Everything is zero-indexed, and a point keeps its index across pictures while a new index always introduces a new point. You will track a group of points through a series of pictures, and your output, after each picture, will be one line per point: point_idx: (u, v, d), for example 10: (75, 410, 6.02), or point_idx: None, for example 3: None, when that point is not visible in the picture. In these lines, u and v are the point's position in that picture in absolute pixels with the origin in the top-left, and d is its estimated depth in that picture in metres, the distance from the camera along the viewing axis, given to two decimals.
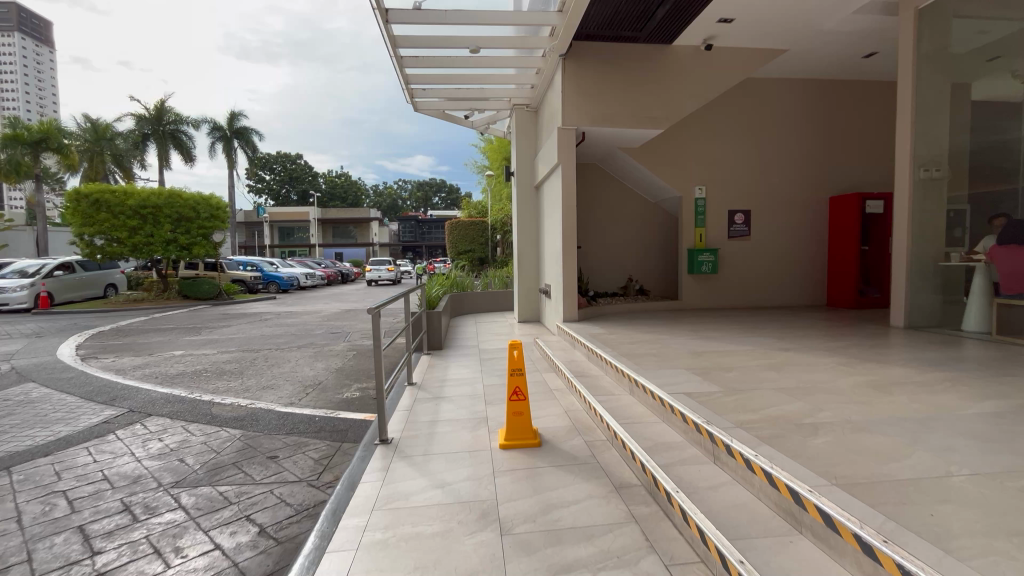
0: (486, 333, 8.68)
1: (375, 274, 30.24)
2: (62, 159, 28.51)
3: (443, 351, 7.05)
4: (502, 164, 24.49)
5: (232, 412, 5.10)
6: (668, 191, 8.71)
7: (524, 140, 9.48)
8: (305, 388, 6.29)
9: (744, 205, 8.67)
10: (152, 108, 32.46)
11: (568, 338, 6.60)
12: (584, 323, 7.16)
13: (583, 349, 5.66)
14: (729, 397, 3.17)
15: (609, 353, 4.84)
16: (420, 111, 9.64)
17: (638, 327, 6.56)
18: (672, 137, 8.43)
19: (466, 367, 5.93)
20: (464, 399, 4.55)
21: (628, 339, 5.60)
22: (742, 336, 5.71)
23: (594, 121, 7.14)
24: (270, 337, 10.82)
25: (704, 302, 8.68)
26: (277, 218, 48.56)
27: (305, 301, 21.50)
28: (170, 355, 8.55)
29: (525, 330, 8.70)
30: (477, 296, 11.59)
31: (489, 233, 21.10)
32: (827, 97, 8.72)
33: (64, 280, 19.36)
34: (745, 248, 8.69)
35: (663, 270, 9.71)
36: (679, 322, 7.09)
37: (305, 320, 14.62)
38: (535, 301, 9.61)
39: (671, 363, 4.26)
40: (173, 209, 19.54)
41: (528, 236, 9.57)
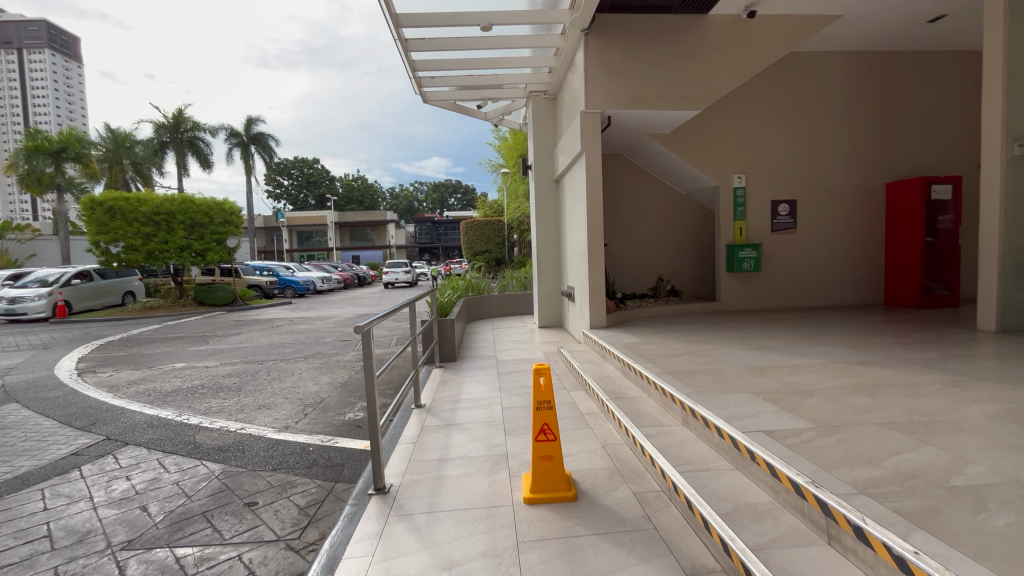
0: (504, 340, 7.96)
1: (392, 277, 29.89)
2: (83, 168, 28.79)
3: (457, 363, 6.36)
4: (518, 162, 23.86)
5: (218, 440, 4.49)
6: (703, 181, 7.89)
7: (542, 130, 8.75)
8: (305, 407, 5.67)
9: (789, 195, 7.80)
10: (171, 116, 32.76)
11: (597, 348, 5.84)
12: (613, 329, 6.41)
13: (616, 362, 4.91)
14: (828, 438, 2.40)
15: (651, 370, 4.08)
16: (430, 102, 8.96)
17: (677, 334, 5.77)
18: (706, 121, 7.63)
19: (482, 384, 5.23)
20: (479, 428, 3.84)
21: (668, 350, 4.83)
22: (804, 345, 4.87)
23: (622, 103, 6.37)
24: (278, 346, 10.30)
25: (746, 304, 7.83)
26: (294, 223, 48.77)
27: (320, 306, 21.13)
28: (169, 369, 8.04)
29: (547, 337, 7.96)
30: (493, 300, 10.90)
31: (506, 233, 20.42)
32: (883, 70, 7.78)
33: (82, 288, 19.31)
34: (791, 243, 7.81)
35: (697, 268, 8.87)
36: (722, 327, 6.27)
37: (317, 326, 14.14)
38: (557, 304, 8.86)
39: (729, 383, 3.50)
40: (187, 215, 19.35)
41: (548, 234, 8.82)
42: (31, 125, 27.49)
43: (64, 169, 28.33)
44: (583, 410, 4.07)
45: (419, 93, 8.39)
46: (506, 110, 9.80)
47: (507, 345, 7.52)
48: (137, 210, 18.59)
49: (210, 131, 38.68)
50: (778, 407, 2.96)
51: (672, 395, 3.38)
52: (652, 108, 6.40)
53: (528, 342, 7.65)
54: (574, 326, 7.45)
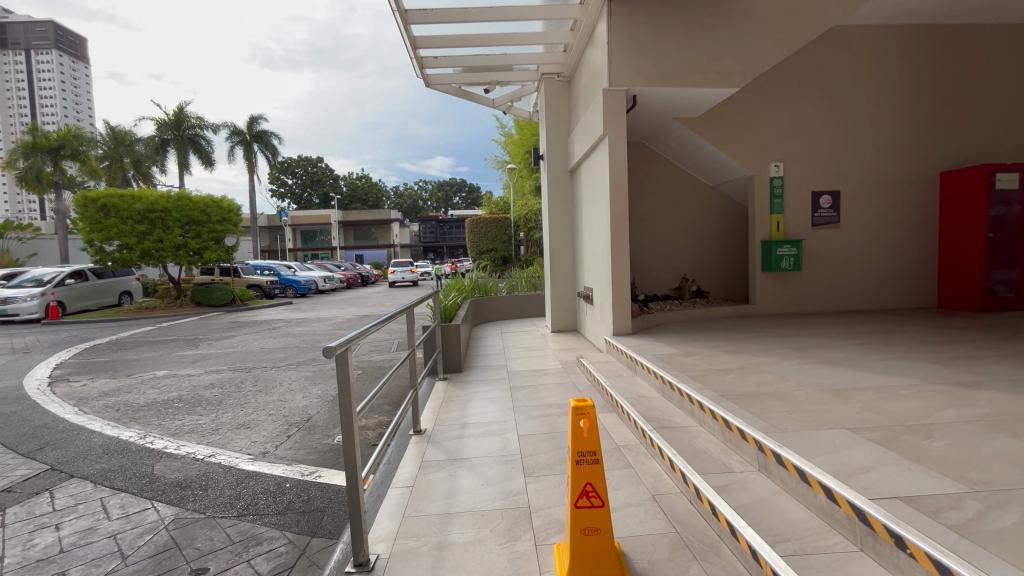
0: (515, 346, 7.23)
1: (396, 277, 29.31)
2: (83, 166, 28.27)
3: (463, 374, 5.62)
4: (525, 157, 23.20)
5: (179, 472, 3.77)
6: (735, 170, 7.12)
7: (556, 116, 8.00)
8: (289, 426, 4.94)
9: (831, 185, 7.03)
10: (172, 113, 32.26)
11: (623, 358, 5.10)
12: (639, 337, 5.66)
13: (651, 376, 4.15)
14: (1004, 516, 1.65)
15: (702, 392, 3.33)
16: (433, 87, 8.21)
17: (715, 343, 5.00)
18: (739, 103, 6.88)
19: (492, 402, 4.49)
20: (492, 465, 3.09)
21: (713, 364, 4.07)
22: (874, 358, 4.10)
23: (650, 80, 5.60)
24: (270, 350, 9.60)
25: (783, 306, 7.06)
26: (298, 222, 48.30)
27: (321, 306, 20.47)
28: (148, 378, 7.35)
29: (561, 343, 7.22)
30: (501, 301, 10.16)
31: (513, 231, 19.68)
32: (938, 46, 6.99)
33: (76, 288, 18.71)
34: (834, 239, 7.02)
35: (725, 267, 8.11)
36: (764, 333, 5.49)
37: (316, 328, 13.47)
38: (572, 307, 8.10)
39: (810, 413, 2.74)
40: (183, 212, 18.74)
41: (562, 230, 8.07)
42: (29, 121, 26.94)
43: (64, 167, 27.82)
44: (618, 441, 3.31)
45: (420, 75, 7.65)
46: (515, 95, 9.05)
47: (517, 352, 6.77)
48: (132, 207, 17.98)
49: (211, 129, 38.14)
50: (896, 453, 2.20)
51: (741, 429, 2.63)
52: (685, 85, 5.63)
53: (541, 349, 6.91)
54: (593, 332, 6.73)
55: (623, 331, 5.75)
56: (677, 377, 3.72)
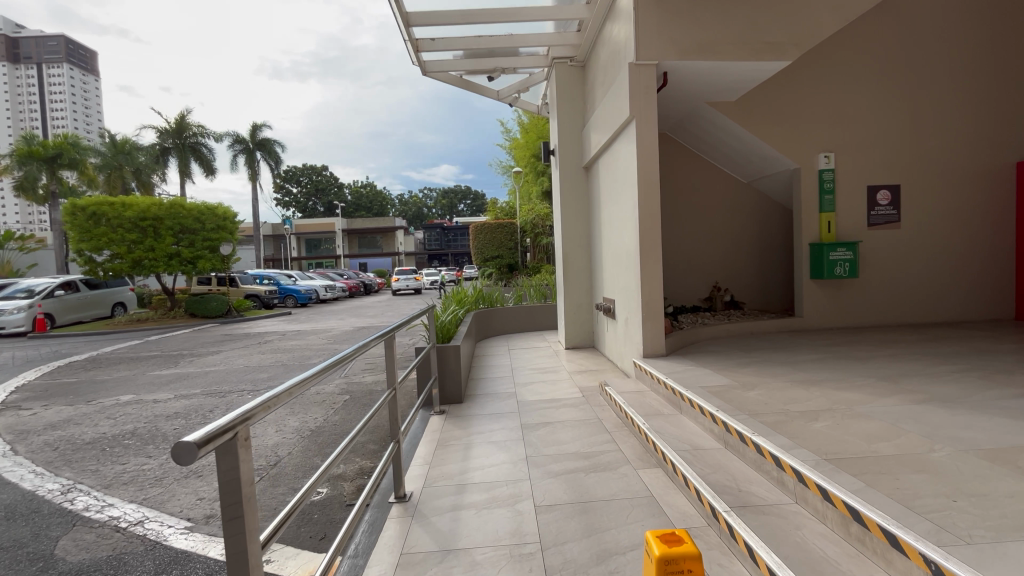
0: (525, 366, 6.29)
1: (401, 285, 28.59)
2: (81, 175, 27.81)
3: (464, 406, 4.68)
4: (530, 161, 22.44)
5: (86, 552, 2.85)
6: (776, 163, 6.20)
7: (569, 105, 7.12)
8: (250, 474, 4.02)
9: (889, 178, 6.07)
10: (173, 121, 31.82)
11: (658, 385, 4.16)
12: (675, 360, 4.72)
13: (703, 415, 3.22)
14: None
15: (793, 453, 2.37)
16: (430, 75, 7.36)
17: (774, 370, 4.02)
18: (780, 86, 5.97)
19: (499, 449, 3.55)
20: (500, 564, 2.15)
21: (787, 403, 3.11)
22: (1001, 394, 3.10)
23: (684, 52, 4.70)
24: (254, 370, 8.70)
25: (835, 318, 6.09)
26: (303, 231, 47.84)
27: (319, 317, 19.63)
28: (109, 405, 6.46)
29: (578, 363, 6.28)
30: (508, 313, 9.23)
31: (520, 237, 18.79)
32: (1010, 18, 6.04)
33: (66, 299, 17.98)
34: (894, 241, 6.04)
35: (760, 273, 7.19)
36: (828, 355, 4.51)
37: (311, 342, 12.59)
38: (588, 320, 7.17)
39: (988, 504, 1.78)
40: (176, 220, 18.01)
41: (576, 234, 7.17)
42: (25, 129, 26.40)
43: (62, 176, 27.34)
44: (676, 523, 2.37)
45: (415, 60, 6.80)
46: (522, 85, 8.17)
47: (528, 374, 5.83)
48: (122, 215, 17.26)
49: (213, 137, 37.66)
50: None
51: (892, 535, 1.68)
52: (727, 58, 4.72)
53: (555, 370, 5.97)
54: (615, 350, 5.81)
55: (655, 352, 4.82)
56: (748, 424, 2.78)
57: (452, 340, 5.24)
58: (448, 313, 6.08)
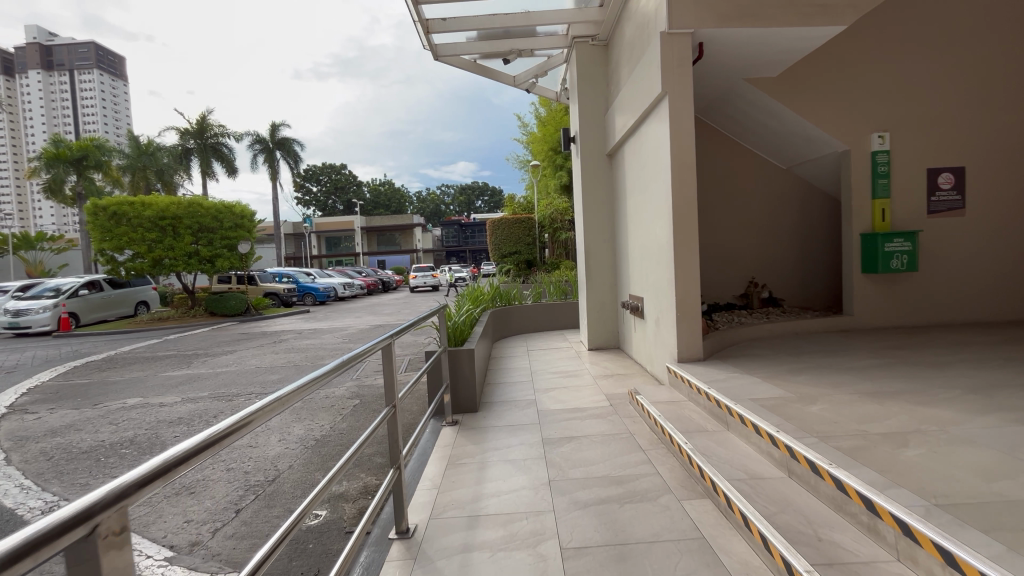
0: (545, 369, 5.83)
1: (419, 283, 28.43)
2: (107, 176, 28.32)
3: (479, 416, 4.27)
4: (549, 155, 21.94)
5: None
6: (821, 146, 5.61)
7: (591, 88, 6.62)
8: (246, 492, 3.68)
9: (954, 159, 5.40)
10: (195, 122, 32.21)
11: (697, 394, 3.67)
12: (714, 365, 4.21)
13: (759, 435, 2.73)
14: None
15: (892, 494, 1.87)
16: (442, 60, 6.95)
17: (834, 379, 3.49)
18: (828, 58, 5.36)
19: (518, 470, 3.11)
20: None
21: (862, 423, 2.59)
22: None
23: (724, 19, 4.16)
24: (266, 371, 8.45)
25: (890, 317, 5.48)
26: (323, 229, 48.22)
27: (336, 315, 19.52)
28: (115, 409, 6.24)
29: (603, 365, 5.81)
30: (526, 312, 8.79)
31: (538, 232, 18.33)
32: None
33: (90, 299, 18.17)
34: (959, 230, 5.39)
35: (801, 267, 6.60)
36: (892, 360, 3.95)
37: (326, 341, 12.38)
38: (612, 320, 6.68)
39: None
40: (194, 219, 18.03)
41: (600, 227, 6.67)
42: (54, 132, 26.99)
43: (89, 178, 27.85)
44: None
45: (426, 43, 6.40)
46: (541, 69, 7.68)
47: (549, 379, 5.37)
48: (142, 214, 17.35)
49: (234, 137, 38.04)
50: None
51: None
52: (773, 25, 4.16)
53: (579, 374, 5.50)
54: (644, 353, 5.33)
55: (691, 356, 4.32)
56: (820, 452, 2.29)
57: (466, 342, 4.82)
58: (463, 312, 5.67)
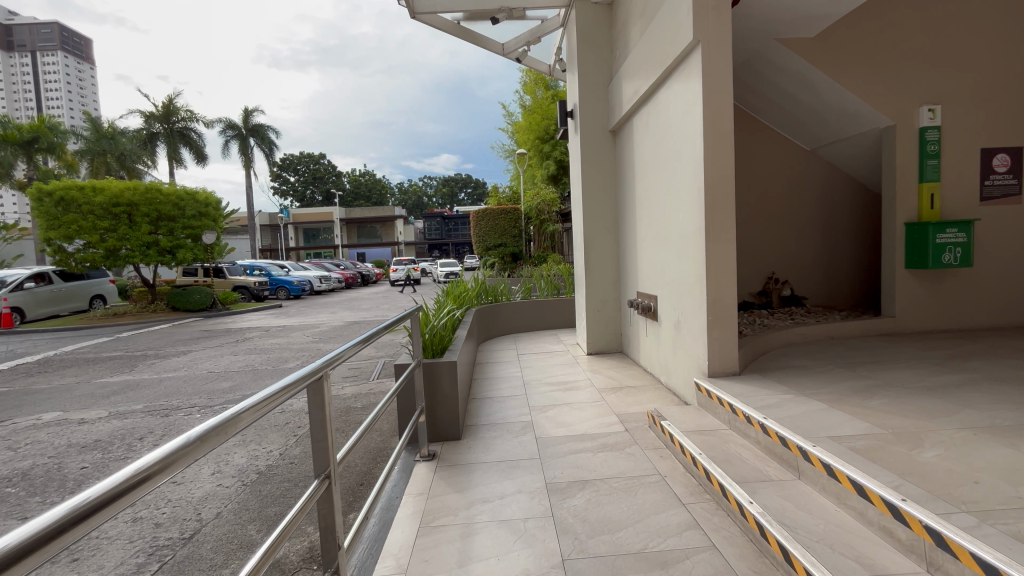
0: (540, 380, 4.97)
1: (400, 275, 27.40)
2: (60, 160, 26.35)
3: (463, 446, 3.38)
4: (535, 143, 21.10)
5: None
6: (860, 123, 4.86)
7: (592, 52, 5.72)
8: (150, 559, 2.75)
9: (1011, 138, 4.68)
10: (160, 105, 30.27)
11: (741, 421, 2.87)
12: (753, 381, 3.42)
13: (868, 502, 1.91)
14: None
15: None
16: (418, 18, 6.02)
17: (924, 407, 2.70)
18: (875, 16, 4.56)
19: (518, 540, 2.24)
20: None
21: (1017, 487, 1.80)
22: None
23: None
24: (219, 376, 7.41)
25: (935, 319, 4.78)
26: (300, 220, 46.54)
27: (310, 310, 18.39)
28: (23, 428, 5.19)
29: (607, 374, 4.99)
30: (515, 309, 7.92)
31: (524, 224, 17.43)
32: None
33: (37, 293, 16.63)
34: (1014, 219, 4.69)
35: (825, 262, 5.90)
36: (974, 377, 3.21)
37: (295, 340, 11.32)
38: (615, 321, 5.87)
39: None
40: (152, 206, 16.59)
41: (601, 214, 5.82)
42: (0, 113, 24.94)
43: (42, 161, 25.91)
44: None
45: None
46: (533, 35, 6.75)
47: (545, 393, 4.50)
48: (92, 201, 15.87)
49: (203, 121, 36.06)
50: None
51: None
52: None
53: (580, 385, 4.65)
54: (658, 361, 4.54)
55: (724, 371, 3.52)
56: (999, 550, 1.47)
57: (445, 353, 3.85)
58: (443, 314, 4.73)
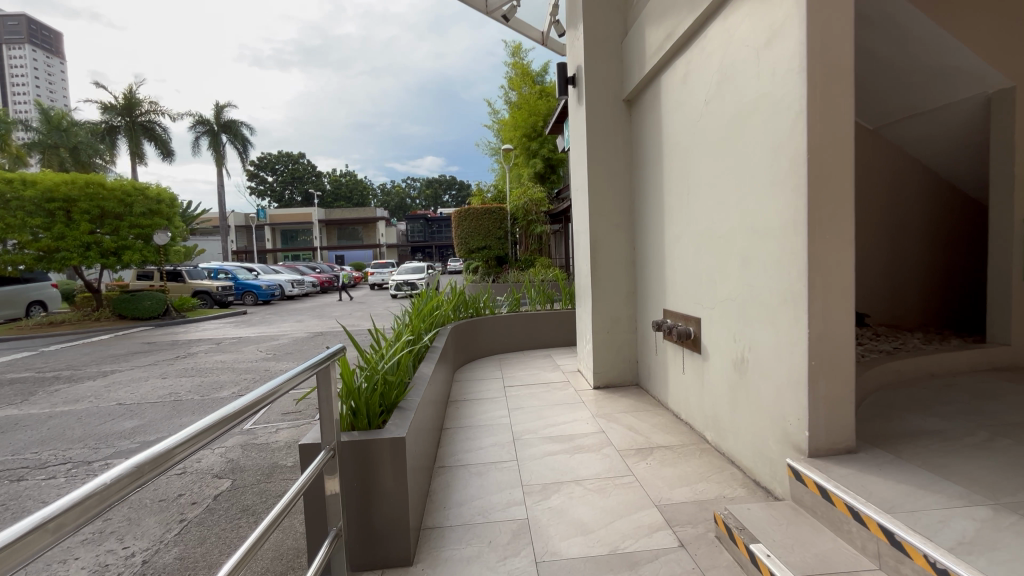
0: (535, 433, 3.59)
1: (379, 279, 25.88)
2: (5, 151, 24.15)
3: None
4: (522, 140, 19.88)
5: None
6: (958, 86, 3.68)
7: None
8: None
9: None
10: (121, 96, 28.04)
11: (919, 571, 1.57)
12: (882, 464, 2.13)
13: None
14: None
15: None
16: None
17: None
18: None
19: None
20: None
21: None
22: None
23: None
24: (128, 410, 5.89)
25: None
26: (277, 221, 44.54)
27: (276, 318, 16.78)
28: None
29: (626, 423, 3.67)
30: (500, 323, 6.56)
31: (510, 225, 16.04)
32: None
33: None
34: None
35: (889, 271, 4.72)
36: None
37: (248, 355, 9.78)
38: (629, 345, 4.57)
39: None
40: (93, 202, 14.77)
41: (612, 208, 4.52)
42: None
43: None
44: None
45: None
46: None
47: (544, 460, 3.13)
48: (22, 195, 14.04)
49: (170, 115, 33.94)
50: None
51: None
52: None
53: (593, 446, 3.29)
54: (705, 412, 3.23)
55: (836, 447, 2.22)
56: None
57: (387, 420, 2.36)
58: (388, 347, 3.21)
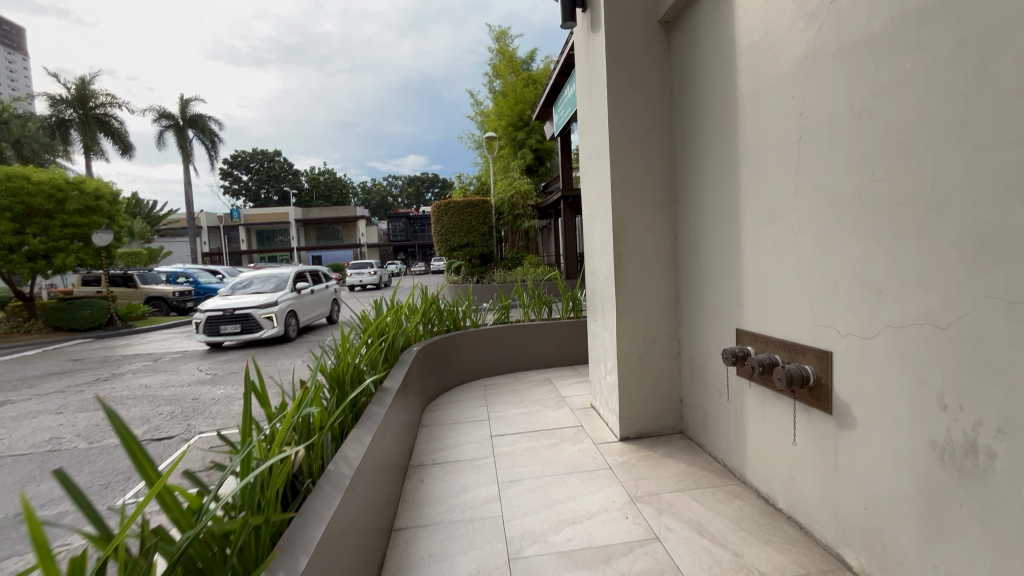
0: (544, 543, 2.15)
1: (356, 280, 24.15)
2: None
3: None
4: (508, 131, 18.48)
5: None
6: None
7: None
8: None
9: None
10: (72, 87, 25.72)
11: None
12: None
13: None
14: None
15: None
16: None
17: None
18: None
19: None
20: None
21: None
22: None
23: None
24: None
25: None
26: (251, 221, 42.33)
27: None
28: None
29: (689, 517, 2.28)
30: (485, 338, 5.11)
31: (495, 220, 14.57)
32: None
33: None
34: None
35: None
36: None
37: (184, 376, 8.17)
38: (670, 379, 3.19)
39: None
40: (14, 198, 12.79)
41: (645, 181, 3.11)
42: None
43: None
44: None
45: None
46: None
47: None
48: None
49: None
50: None
51: None
52: None
53: None
54: (850, 519, 1.84)
55: None
56: None
57: None
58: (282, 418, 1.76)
